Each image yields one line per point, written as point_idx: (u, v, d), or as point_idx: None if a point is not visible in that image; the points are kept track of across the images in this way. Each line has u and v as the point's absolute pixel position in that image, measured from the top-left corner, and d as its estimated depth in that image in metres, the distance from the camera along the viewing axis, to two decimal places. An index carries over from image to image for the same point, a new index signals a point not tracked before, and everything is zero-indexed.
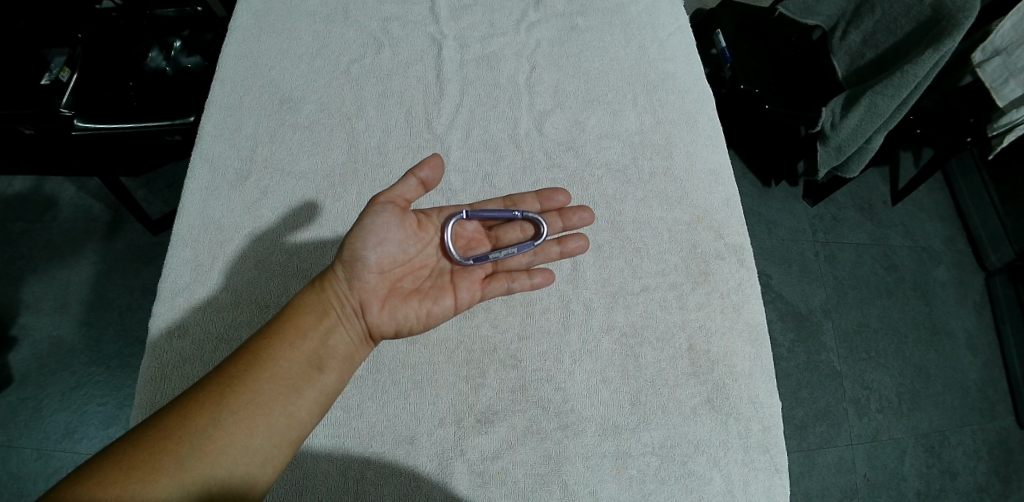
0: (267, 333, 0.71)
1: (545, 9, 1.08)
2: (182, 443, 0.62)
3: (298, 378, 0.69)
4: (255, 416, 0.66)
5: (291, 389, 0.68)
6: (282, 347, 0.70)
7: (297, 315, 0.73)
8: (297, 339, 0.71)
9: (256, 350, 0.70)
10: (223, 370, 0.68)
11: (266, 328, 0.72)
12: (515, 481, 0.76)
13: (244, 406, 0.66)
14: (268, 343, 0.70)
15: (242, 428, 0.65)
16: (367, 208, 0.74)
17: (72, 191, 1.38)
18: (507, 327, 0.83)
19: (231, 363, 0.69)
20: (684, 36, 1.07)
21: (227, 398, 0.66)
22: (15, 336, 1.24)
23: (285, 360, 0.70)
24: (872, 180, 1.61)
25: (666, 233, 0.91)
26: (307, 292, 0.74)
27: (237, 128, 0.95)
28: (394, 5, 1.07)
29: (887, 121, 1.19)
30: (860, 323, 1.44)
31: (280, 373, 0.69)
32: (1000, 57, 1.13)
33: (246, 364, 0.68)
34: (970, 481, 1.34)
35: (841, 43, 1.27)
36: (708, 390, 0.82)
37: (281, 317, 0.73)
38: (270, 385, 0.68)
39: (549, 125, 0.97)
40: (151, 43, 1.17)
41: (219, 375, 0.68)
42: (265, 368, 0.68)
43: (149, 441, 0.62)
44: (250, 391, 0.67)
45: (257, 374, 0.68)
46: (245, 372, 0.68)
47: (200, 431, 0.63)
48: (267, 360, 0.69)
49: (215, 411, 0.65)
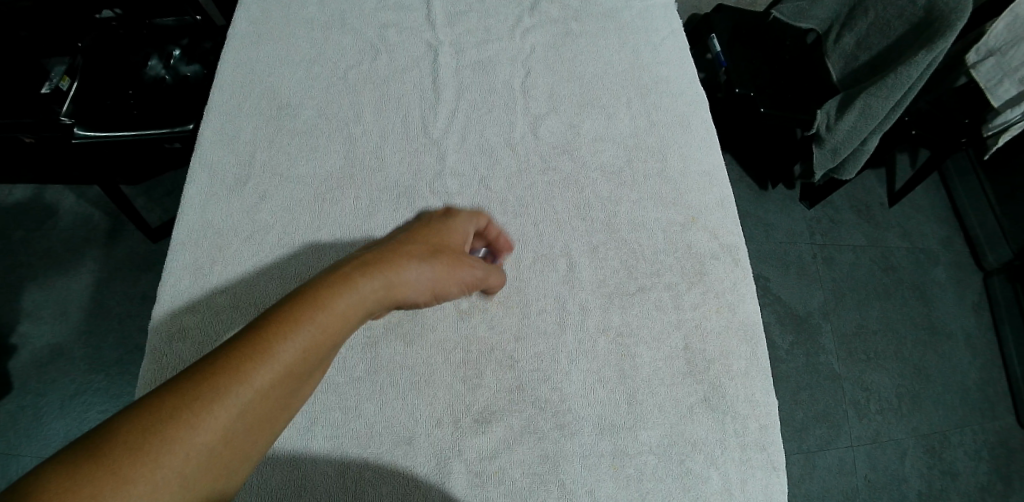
0: (301, 331, 0.59)
1: (539, 14, 1.09)
2: (190, 457, 0.52)
3: (316, 376, 0.61)
4: (267, 435, 0.57)
5: (310, 388, 0.61)
6: (311, 347, 0.59)
7: (335, 312, 0.61)
8: (327, 345, 0.60)
9: (281, 348, 0.57)
10: (235, 375, 0.55)
11: (292, 323, 0.59)
12: (513, 480, 0.76)
13: (265, 413, 0.56)
14: (296, 341, 0.58)
15: (258, 437, 0.56)
16: (460, 272, 0.74)
17: (71, 200, 1.39)
18: (504, 328, 0.84)
19: (245, 357, 0.56)
20: (677, 40, 1.09)
21: (245, 405, 0.55)
22: (16, 344, 1.24)
23: (310, 370, 0.59)
24: (868, 183, 1.63)
25: (661, 233, 0.91)
26: (348, 297, 0.62)
27: (234, 135, 0.96)
28: (390, 12, 1.08)
29: (882, 122, 1.20)
30: (859, 324, 1.45)
31: (304, 375, 0.59)
32: (995, 57, 1.14)
33: (268, 363, 0.57)
34: (972, 482, 1.34)
35: (836, 46, 1.30)
36: (704, 389, 0.83)
37: (317, 307, 0.60)
38: (293, 389, 0.58)
39: (545, 129, 0.98)
40: (151, 51, 1.18)
41: (228, 381, 0.55)
42: (289, 370, 0.58)
43: (134, 461, 0.50)
44: (273, 395, 0.57)
45: (282, 376, 0.57)
46: (263, 385, 0.56)
47: (211, 442, 0.53)
48: (295, 361, 0.58)
49: (229, 420, 0.54)
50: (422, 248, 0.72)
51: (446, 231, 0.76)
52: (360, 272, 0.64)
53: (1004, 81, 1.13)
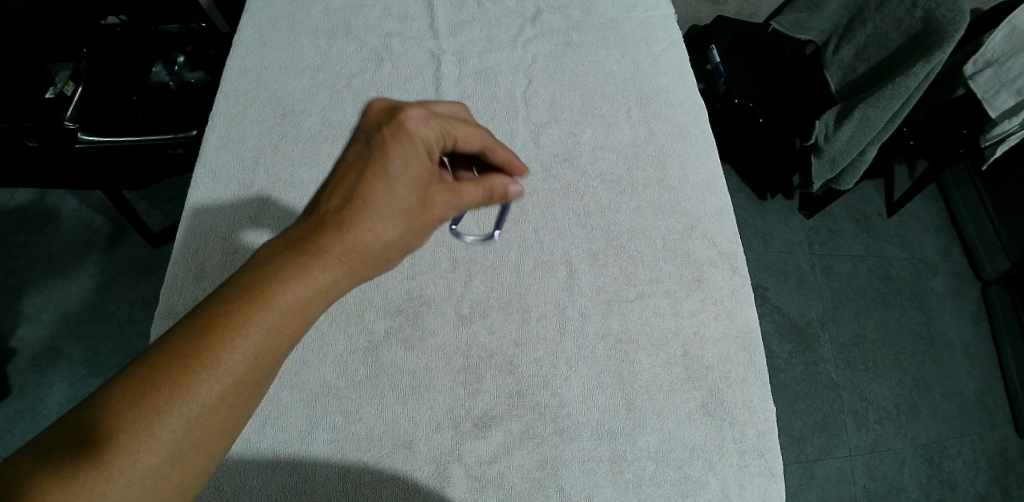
0: (244, 338, 0.59)
1: (541, 25, 1.11)
2: (135, 480, 0.54)
3: (268, 381, 0.62)
4: (220, 446, 0.59)
5: (262, 393, 0.62)
6: (257, 353, 0.60)
7: (281, 310, 0.61)
8: (278, 346, 0.61)
9: (221, 359, 0.58)
10: (176, 390, 0.56)
11: (237, 327, 0.59)
12: (512, 485, 0.77)
13: (211, 426, 0.58)
14: (239, 349, 0.59)
15: (207, 451, 0.58)
16: (423, 231, 0.70)
17: (73, 204, 1.40)
18: (503, 334, 0.84)
19: (187, 372, 0.57)
20: (677, 50, 1.10)
21: (187, 421, 0.56)
22: (16, 348, 1.24)
23: (261, 375, 0.61)
24: (865, 194, 1.64)
25: (660, 241, 0.92)
26: (293, 291, 0.62)
27: (238, 140, 0.97)
28: (394, 22, 1.10)
29: (881, 132, 1.21)
30: (858, 334, 1.46)
31: (251, 382, 0.60)
32: (992, 68, 1.15)
33: (211, 375, 0.58)
34: (971, 492, 1.34)
35: (835, 57, 1.32)
36: (702, 395, 0.83)
37: (260, 310, 0.61)
38: (240, 398, 0.59)
39: (545, 137, 0.99)
40: (156, 58, 1.20)
41: (174, 397, 0.56)
42: (235, 379, 0.59)
43: (78, 485, 0.52)
44: (220, 407, 0.58)
45: (226, 387, 0.58)
46: (209, 396, 0.57)
47: (157, 461, 0.55)
48: (241, 370, 0.59)
49: (173, 437, 0.56)
50: (384, 212, 0.67)
51: (397, 177, 0.68)
52: (307, 262, 0.64)
53: (1001, 91, 1.14)
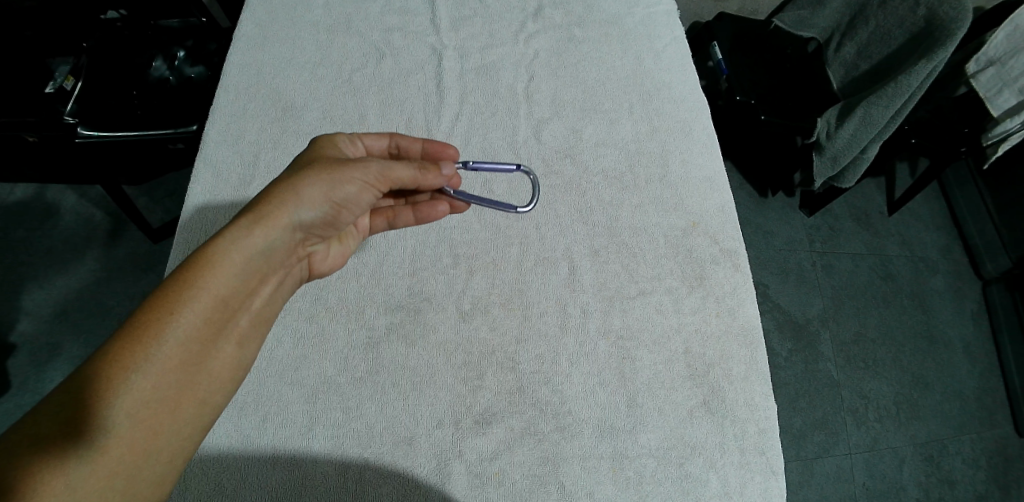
0: (184, 297, 0.63)
1: (543, 20, 1.10)
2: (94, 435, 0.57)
3: (212, 338, 0.65)
4: (168, 398, 0.61)
5: (208, 350, 0.65)
6: (194, 307, 0.63)
7: (215, 265, 0.65)
8: (221, 303, 0.65)
9: (162, 316, 0.62)
10: (124, 349, 0.60)
11: (175, 288, 0.63)
12: (513, 482, 0.77)
13: (155, 379, 0.61)
14: (178, 306, 0.62)
15: (157, 404, 0.61)
16: (342, 175, 0.72)
17: (73, 199, 1.40)
18: (505, 330, 0.84)
19: (131, 332, 0.60)
20: (679, 46, 1.10)
21: (133, 374, 0.59)
22: (16, 343, 1.24)
23: (203, 329, 0.64)
24: (867, 192, 1.64)
25: (662, 238, 0.92)
26: (225, 245, 0.65)
27: (238, 135, 0.97)
28: (395, 16, 1.09)
29: (882, 130, 1.21)
30: (858, 332, 1.45)
31: (192, 336, 0.63)
32: (995, 67, 1.14)
33: (153, 333, 0.61)
34: (971, 490, 1.34)
35: (836, 55, 1.32)
36: (703, 392, 0.83)
37: (197, 269, 0.64)
38: (185, 352, 0.63)
39: (547, 133, 0.99)
40: (155, 53, 1.19)
41: (122, 356, 0.59)
42: (177, 332, 0.62)
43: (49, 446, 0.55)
44: (162, 361, 0.61)
45: (166, 340, 0.61)
46: (164, 354, 0.61)
47: (110, 415, 0.58)
48: (179, 323, 0.62)
49: (121, 390, 0.59)
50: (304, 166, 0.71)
51: (319, 152, 0.75)
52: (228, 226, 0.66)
53: (1004, 90, 1.14)
